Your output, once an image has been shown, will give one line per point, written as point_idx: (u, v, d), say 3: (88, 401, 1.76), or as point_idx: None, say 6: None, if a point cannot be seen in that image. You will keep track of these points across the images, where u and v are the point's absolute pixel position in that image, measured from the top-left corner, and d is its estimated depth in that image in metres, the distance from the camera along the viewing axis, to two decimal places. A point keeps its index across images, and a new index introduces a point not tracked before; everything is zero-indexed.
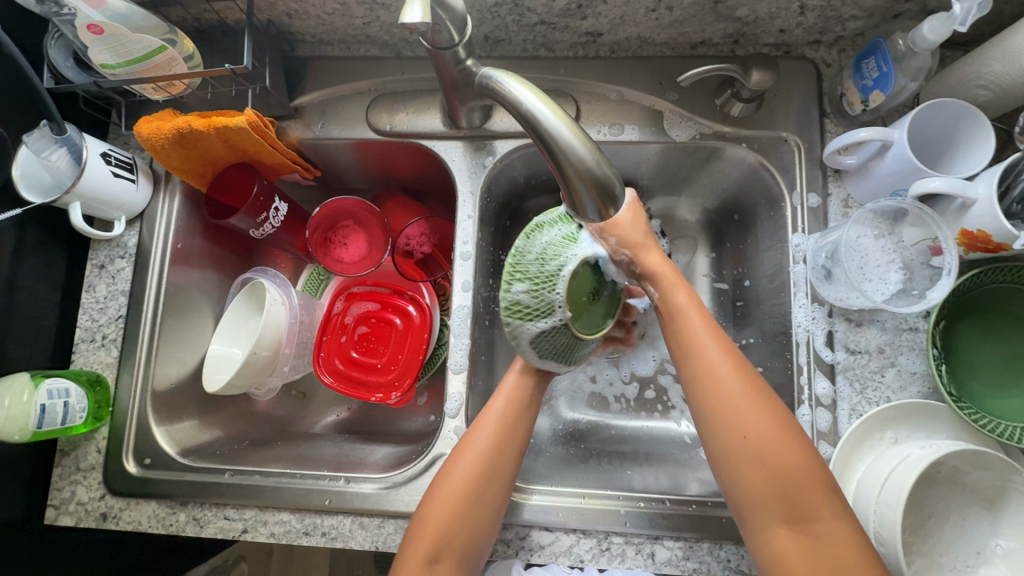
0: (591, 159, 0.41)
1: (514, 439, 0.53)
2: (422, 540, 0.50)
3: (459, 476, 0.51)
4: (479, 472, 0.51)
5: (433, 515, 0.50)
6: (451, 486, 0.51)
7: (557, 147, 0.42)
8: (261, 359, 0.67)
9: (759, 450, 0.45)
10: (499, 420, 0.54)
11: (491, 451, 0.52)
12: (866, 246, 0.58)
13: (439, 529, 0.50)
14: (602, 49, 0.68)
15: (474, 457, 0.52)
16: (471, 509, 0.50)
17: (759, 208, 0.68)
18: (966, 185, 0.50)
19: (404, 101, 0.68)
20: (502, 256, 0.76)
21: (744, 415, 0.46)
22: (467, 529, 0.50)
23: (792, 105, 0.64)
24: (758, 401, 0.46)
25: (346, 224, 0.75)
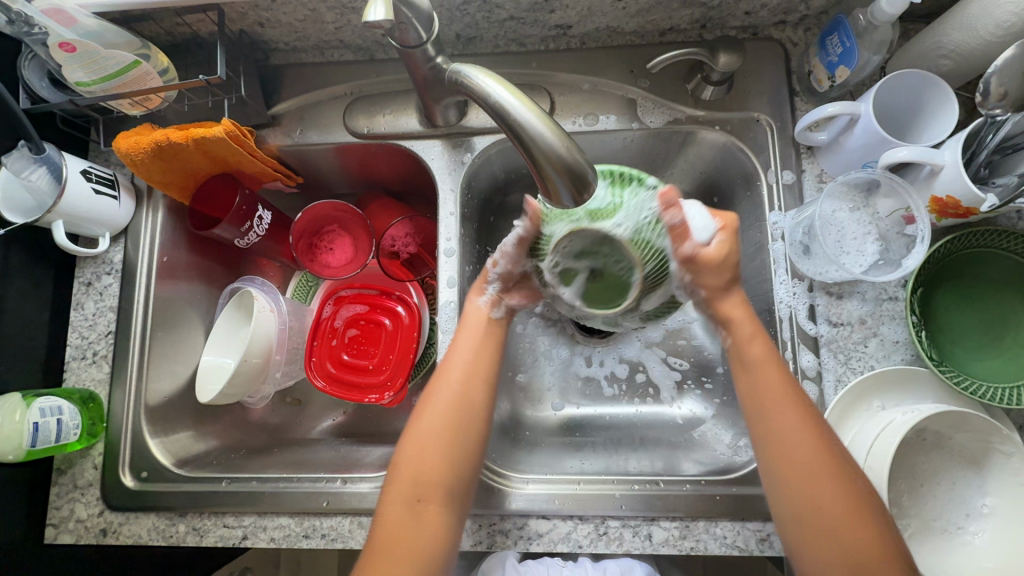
0: (568, 150, 0.42)
1: (481, 383, 0.54)
2: (420, 440, 0.51)
3: (450, 377, 0.54)
4: (469, 367, 0.54)
5: (425, 425, 0.52)
6: (439, 397, 0.53)
7: (533, 143, 0.43)
8: (252, 366, 0.67)
9: (826, 519, 0.45)
10: (476, 338, 0.57)
11: (479, 348, 0.56)
12: (841, 220, 0.59)
13: (436, 424, 0.52)
14: (573, 42, 0.68)
15: (463, 357, 0.55)
16: (467, 401, 0.53)
17: (736, 188, 0.69)
18: (933, 151, 0.51)
19: (381, 103, 0.69)
20: (490, 252, 0.78)
21: (798, 458, 0.47)
22: (459, 438, 0.51)
23: (763, 86, 0.65)
24: (834, 477, 0.46)
25: (330, 229, 0.77)
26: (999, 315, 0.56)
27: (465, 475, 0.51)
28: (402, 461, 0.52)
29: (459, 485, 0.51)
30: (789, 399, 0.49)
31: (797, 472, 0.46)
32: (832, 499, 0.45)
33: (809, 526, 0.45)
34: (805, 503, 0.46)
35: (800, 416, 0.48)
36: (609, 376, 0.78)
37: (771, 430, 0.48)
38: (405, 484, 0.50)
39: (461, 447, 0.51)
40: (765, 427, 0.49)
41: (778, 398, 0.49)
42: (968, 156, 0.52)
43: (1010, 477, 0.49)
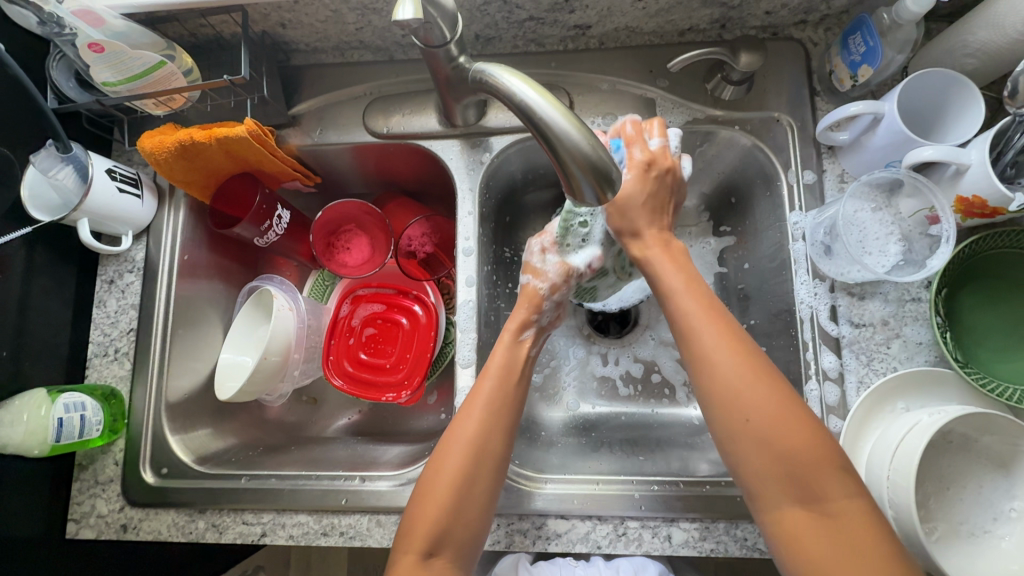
0: (594, 148, 0.43)
1: (502, 425, 0.53)
2: (437, 486, 0.50)
3: (469, 420, 0.53)
4: (486, 418, 0.53)
5: (444, 471, 0.51)
6: (458, 441, 0.52)
7: (559, 142, 0.43)
8: (272, 365, 0.67)
9: (760, 422, 0.44)
10: (502, 368, 0.56)
11: (499, 397, 0.54)
12: (863, 220, 0.59)
13: (451, 472, 0.51)
14: (592, 42, 0.68)
15: (486, 400, 0.54)
16: (484, 450, 0.51)
17: (755, 188, 0.68)
18: (959, 151, 0.51)
19: (400, 103, 0.69)
20: (506, 252, 0.79)
21: (735, 384, 0.46)
22: (477, 485, 0.51)
23: (783, 85, 0.65)
24: (773, 393, 0.45)
25: (348, 228, 0.77)
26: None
27: (473, 524, 0.50)
28: (417, 509, 0.50)
29: (472, 534, 0.50)
30: (729, 341, 0.48)
31: (742, 406, 0.45)
32: (758, 400, 0.45)
33: (747, 437, 0.45)
34: (751, 427, 0.44)
35: (728, 339, 0.48)
36: (625, 376, 0.78)
37: (718, 366, 0.47)
38: (418, 533, 0.49)
39: (476, 492, 0.50)
40: (706, 364, 0.47)
41: (720, 343, 0.48)
42: (995, 155, 0.52)
43: None
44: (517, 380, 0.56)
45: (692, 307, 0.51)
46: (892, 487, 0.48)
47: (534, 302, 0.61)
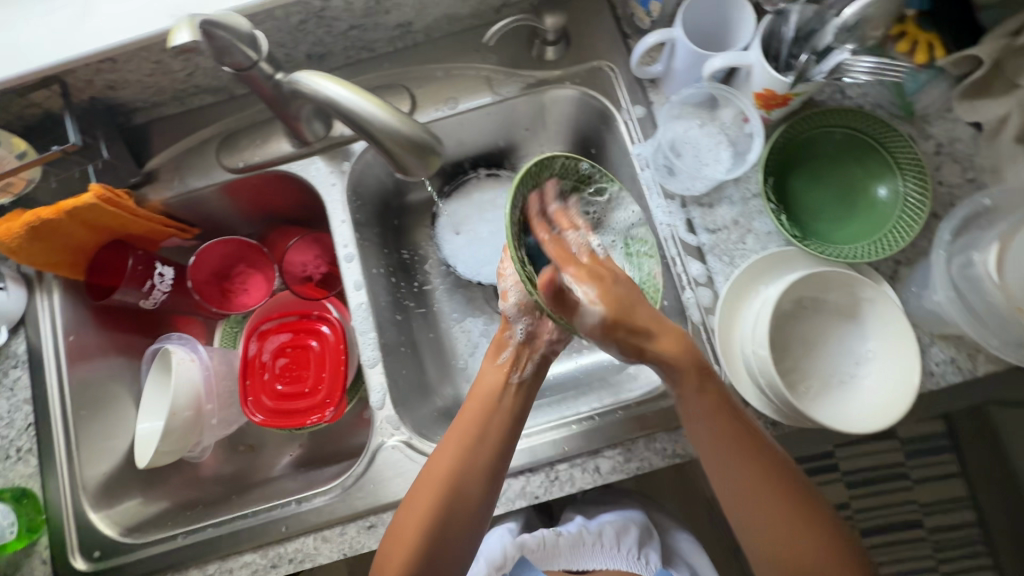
0: (402, 124, 0.48)
1: (475, 469, 0.55)
2: (407, 525, 0.54)
3: (444, 463, 0.56)
4: (459, 466, 0.55)
5: (415, 508, 0.54)
6: (432, 478, 0.55)
7: (371, 128, 0.48)
8: (184, 420, 0.67)
9: (776, 533, 0.49)
10: (483, 404, 0.59)
11: (482, 429, 0.57)
12: (695, 137, 0.65)
13: (423, 511, 0.54)
14: (418, 37, 0.72)
15: (461, 439, 0.57)
16: (456, 495, 0.54)
17: (603, 134, 0.73)
18: (740, 55, 0.57)
19: (250, 135, 0.70)
20: (403, 254, 0.84)
21: (755, 495, 0.50)
22: (450, 519, 0.54)
23: (597, 37, 0.70)
24: (786, 502, 0.49)
25: (240, 270, 0.79)
26: (838, 184, 0.63)
27: (449, 556, 0.54)
28: (389, 549, 0.54)
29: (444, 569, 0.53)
30: (758, 459, 0.50)
31: (755, 516, 0.50)
32: (769, 507, 0.49)
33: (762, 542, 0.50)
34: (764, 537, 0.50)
35: (748, 452, 0.50)
36: None
37: (735, 479, 0.50)
38: (390, 567, 0.53)
39: (447, 528, 0.53)
40: (730, 480, 0.51)
41: (737, 452, 0.50)
42: (773, 55, 0.58)
43: (880, 318, 0.54)
44: (499, 419, 0.58)
45: (723, 424, 0.51)
46: (759, 359, 0.53)
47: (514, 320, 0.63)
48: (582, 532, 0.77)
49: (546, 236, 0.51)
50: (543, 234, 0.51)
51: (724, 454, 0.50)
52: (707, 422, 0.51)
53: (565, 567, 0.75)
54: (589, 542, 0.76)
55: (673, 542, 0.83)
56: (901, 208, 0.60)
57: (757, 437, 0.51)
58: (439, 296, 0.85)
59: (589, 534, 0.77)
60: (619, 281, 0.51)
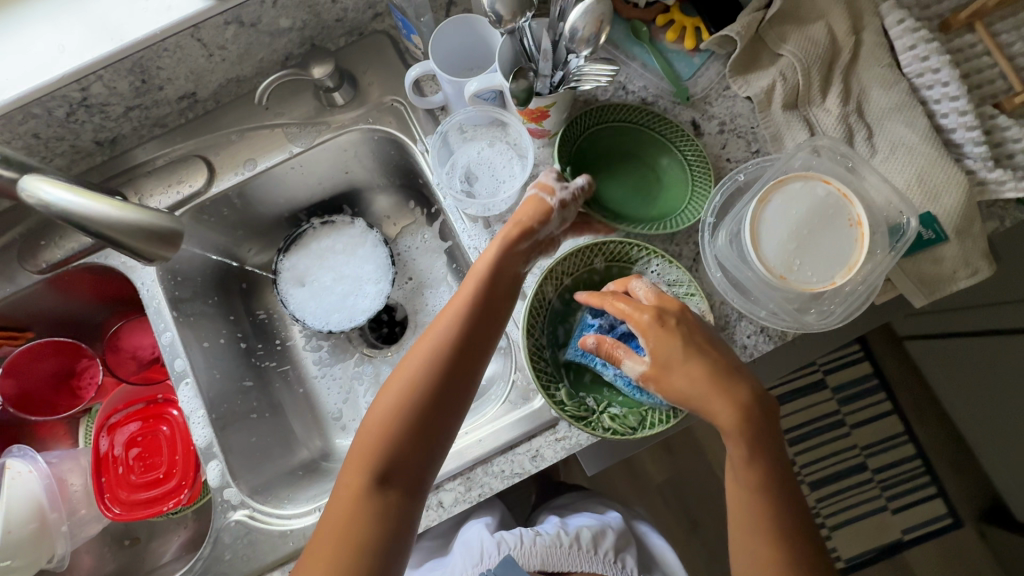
0: (133, 220, 0.49)
1: (468, 349, 0.53)
2: (382, 405, 0.51)
3: (432, 342, 0.52)
4: (451, 346, 0.52)
5: (397, 385, 0.51)
6: (417, 357, 0.52)
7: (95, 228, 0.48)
8: (24, 535, 0.65)
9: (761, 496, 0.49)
10: (482, 283, 0.55)
11: (482, 308, 0.54)
12: (488, 156, 0.67)
13: (404, 390, 0.51)
14: (210, 103, 0.71)
15: (455, 313, 0.54)
16: (444, 377, 0.51)
17: (414, 165, 0.73)
18: (490, 75, 0.57)
19: (51, 233, 0.69)
20: (259, 315, 0.83)
21: (758, 450, 0.48)
22: (429, 397, 0.51)
23: (385, 76, 0.71)
24: (773, 453, 0.49)
25: (85, 364, 0.77)
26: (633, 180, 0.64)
27: (428, 435, 0.50)
28: (363, 436, 0.50)
29: (425, 451, 0.50)
30: (758, 415, 0.48)
31: (758, 469, 0.49)
32: (766, 456, 0.49)
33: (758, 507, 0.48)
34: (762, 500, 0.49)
35: (746, 402, 0.48)
36: None
37: (738, 441, 0.48)
38: (357, 459, 0.49)
39: (429, 408, 0.50)
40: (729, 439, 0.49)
41: (749, 413, 0.48)
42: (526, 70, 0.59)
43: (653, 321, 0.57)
44: (491, 292, 0.55)
45: (733, 391, 0.48)
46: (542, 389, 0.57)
47: (540, 211, 0.57)
48: (559, 535, 0.77)
49: (618, 304, 0.53)
50: (614, 302, 0.53)
51: (724, 420, 0.48)
52: (709, 395, 0.48)
53: (541, 567, 0.74)
54: (566, 544, 0.76)
55: (649, 545, 0.84)
56: (691, 180, 0.62)
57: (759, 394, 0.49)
58: (302, 351, 0.82)
59: (567, 536, 0.77)
60: (684, 324, 0.51)
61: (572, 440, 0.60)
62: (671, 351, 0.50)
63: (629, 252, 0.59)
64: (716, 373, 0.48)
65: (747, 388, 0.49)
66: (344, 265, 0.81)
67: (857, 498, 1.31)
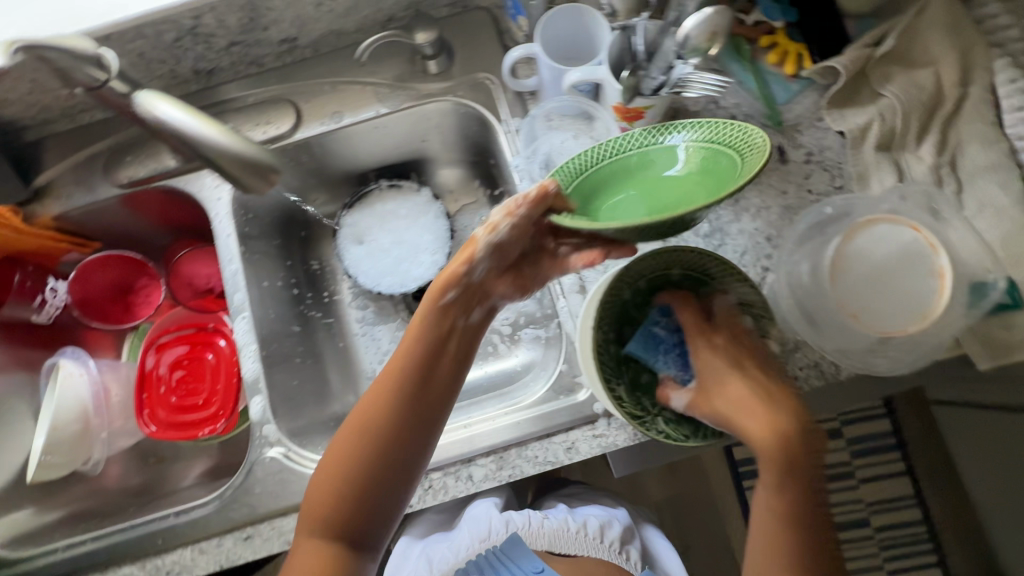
0: (238, 147, 0.50)
1: (426, 400, 0.52)
2: (331, 459, 0.51)
3: (365, 400, 0.52)
4: (384, 403, 0.51)
5: (340, 443, 0.51)
6: (355, 413, 0.52)
7: (207, 147, 0.49)
8: (69, 433, 0.68)
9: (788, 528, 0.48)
10: (441, 332, 0.54)
11: (432, 355, 0.53)
12: (572, 147, 0.66)
13: (347, 448, 0.50)
14: (308, 51, 0.73)
15: (391, 372, 0.52)
16: (389, 431, 0.51)
17: (492, 144, 0.74)
18: (593, 70, 0.59)
19: (138, 151, 0.71)
20: (313, 265, 0.84)
21: (792, 477, 0.49)
22: (371, 451, 0.50)
23: (480, 50, 0.72)
24: (807, 484, 0.49)
25: (143, 283, 0.80)
26: (645, 193, 0.51)
27: (378, 486, 0.50)
28: (314, 493, 0.51)
29: (379, 504, 0.50)
30: (789, 442, 0.49)
31: (788, 497, 0.49)
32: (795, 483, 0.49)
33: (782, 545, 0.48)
34: (788, 536, 0.48)
35: (784, 422, 0.50)
36: None
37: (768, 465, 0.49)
38: (310, 516, 0.50)
39: (374, 458, 0.50)
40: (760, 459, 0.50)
41: (779, 437, 0.50)
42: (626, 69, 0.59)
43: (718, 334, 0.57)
44: (444, 346, 0.54)
45: (771, 414, 0.50)
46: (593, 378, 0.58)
47: (466, 254, 0.54)
48: (566, 520, 0.79)
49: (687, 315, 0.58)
50: (682, 309, 0.58)
51: (755, 434, 0.50)
52: (737, 418, 0.51)
53: (547, 548, 0.79)
54: (572, 529, 0.78)
55: (653, 543, 0.84)
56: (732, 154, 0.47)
57: (795, 412, 0.51)
58: (347, 306, 0.84)
59: (574, 522, 0.79)
60: (729, 343, 0.56)
61: (609, 440, 0.61)
62: (717, 367, 0.55)
63: (703, 261, 0.57)
64: (745, 403, 0.52)
65: (786, 411, 0.51)
66: (406, 230, 0.82)
67: (853, 552, 1.30)
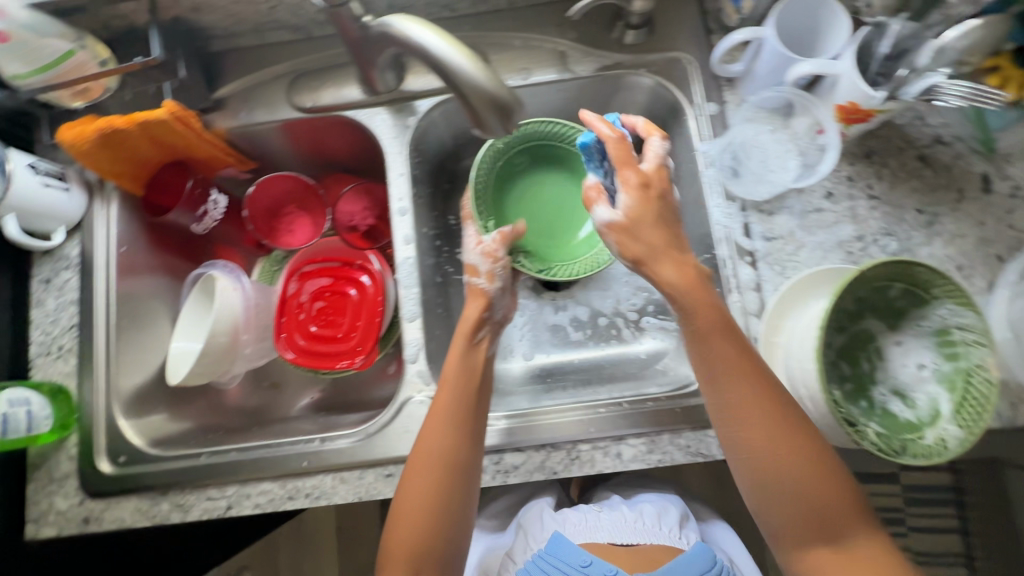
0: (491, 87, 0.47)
1: (444, 465, 0.55)
2: (410, 495, 0.55)
3: (437, 436, 0.56)
4: (449, 440, 0.56)
5: (418, 476, 0.55)
6: (430, 444, 0.56)
7: (456, 79, 0.47)
8: (220, 345, 0.68)
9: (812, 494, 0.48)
10: (460, 375, 0.59)
11: (455, 416, 0.56)
12: (764, 142, 0.64)
13: (428, 483, 0.55)
14: (503, 2, 0.72)
15: (437, 416, 0.57)
16: (450, 471, 0.55)
17: (669, 127, 0.72)
18: (829, 64, 0.56)
19: (323, 78, 0.72)
20: (451, 220, 0.80)
21: (804, 440, 0.48)
22: (453, 482, 0.55)
23: (681, 27, 0.69)
24: (790, 418, 0.48)
25: (290, 210, 0.80)
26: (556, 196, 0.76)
27: (453, 512, 0.55)
28: (395, 527, 0.55)
29: (452, 534, 0.55)
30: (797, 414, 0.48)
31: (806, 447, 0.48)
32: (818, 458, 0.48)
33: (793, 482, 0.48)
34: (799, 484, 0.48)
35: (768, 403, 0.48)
36: (574, 322, 0.85)
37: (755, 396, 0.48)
38: (398, 547, 0.54)
39: (453, 488, 0.55)
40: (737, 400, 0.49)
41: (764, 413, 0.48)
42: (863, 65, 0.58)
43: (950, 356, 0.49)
44: (459, 407, 0.57)
45: (759, 397, 0.49)
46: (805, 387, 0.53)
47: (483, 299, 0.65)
48: (623, 513, 0.72)
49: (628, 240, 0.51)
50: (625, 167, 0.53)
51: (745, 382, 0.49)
52: (731, 384, 0.49)
53: (610, 541, 0.67)
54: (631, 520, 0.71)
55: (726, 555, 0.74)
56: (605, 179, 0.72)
57: (772, 389, 0.49)
58: None
59: (630, 514, 0.72)
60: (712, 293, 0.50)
61: None
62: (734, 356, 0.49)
63: (935, 280, 0.49)
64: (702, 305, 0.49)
65: (766, 385, 0.49)
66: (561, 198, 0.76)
67: None
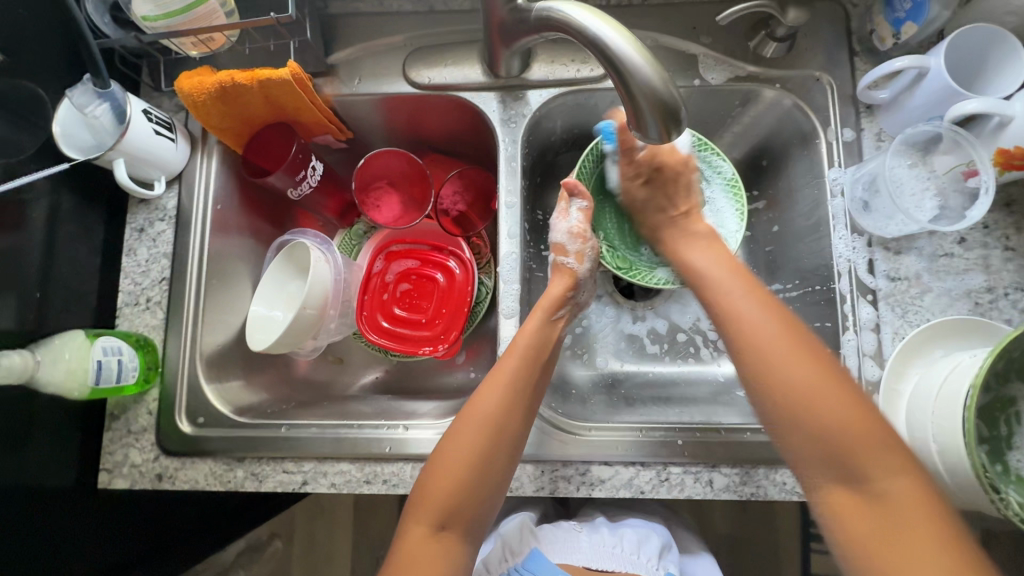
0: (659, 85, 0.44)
1: (502, 430, 0.55)
2: (451, 456, 0.54)
3: (492, 394, 0.56)
4: (506, 399, 0.56)
5: (466, 433, 0.55)
6: (487, 398, 0.56)
7: (623, 72, 0.44)
8: (309, 318, 0.67)
9: (847, 445, 0.44)
10: (528, 347, 0.59)
11: (519, 380, 0.57)
12: (901, 176, 0.59)
13: (471, 447, 0.54)
14: None
15: (502, 378, 0.57)
16: (497, 431, 0.55)
17: (792, 147, 0.69)
18: (1002, 103, 0.53)
19: (441, 55, 0.69)
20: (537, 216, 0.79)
21: (812, 391, 0.46)
22: (500, 440, 0.55)
23: (822, 45, 0.66)
24: (817, 364, 0.47)
25: (378, 185, 0.76)
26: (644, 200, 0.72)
27: (494, 473, 0.54)
28: (425, 488, 0.54)
29: (479, 495, 0.53)
30: (808, 363, 0.47)
31: (819, 395, 0.46)
32: (836, 400, 0.45)
33: (816, 432, 0.45)
34: (816, 428, 0.45)
35: (814, 367, 0.47)
36: (652, 333, 0.82)
37: (783, 348, 0.48)
38: (427, 506, 0.53)
39: (498, 448, 0.54)
40: (762, 349, 0.49)
41: (806, 371, 0.47)
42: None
43: None
44: (531, 375, 0.58)
45: (800, 347, 0.48)
46: (938, 439, 0.50)
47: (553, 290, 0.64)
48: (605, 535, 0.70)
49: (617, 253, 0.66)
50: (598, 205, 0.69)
51: (767, 336, 0.49)
52: (744, 331, 0.51)
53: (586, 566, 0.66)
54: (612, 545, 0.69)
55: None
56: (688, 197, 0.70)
57: (804, 342, 0.49)
58: None
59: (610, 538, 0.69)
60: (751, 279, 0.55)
61: None
62: (767, 313, 0.51)
63: None
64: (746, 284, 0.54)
65: (803, 341, 0.49)
66: None
67: None
